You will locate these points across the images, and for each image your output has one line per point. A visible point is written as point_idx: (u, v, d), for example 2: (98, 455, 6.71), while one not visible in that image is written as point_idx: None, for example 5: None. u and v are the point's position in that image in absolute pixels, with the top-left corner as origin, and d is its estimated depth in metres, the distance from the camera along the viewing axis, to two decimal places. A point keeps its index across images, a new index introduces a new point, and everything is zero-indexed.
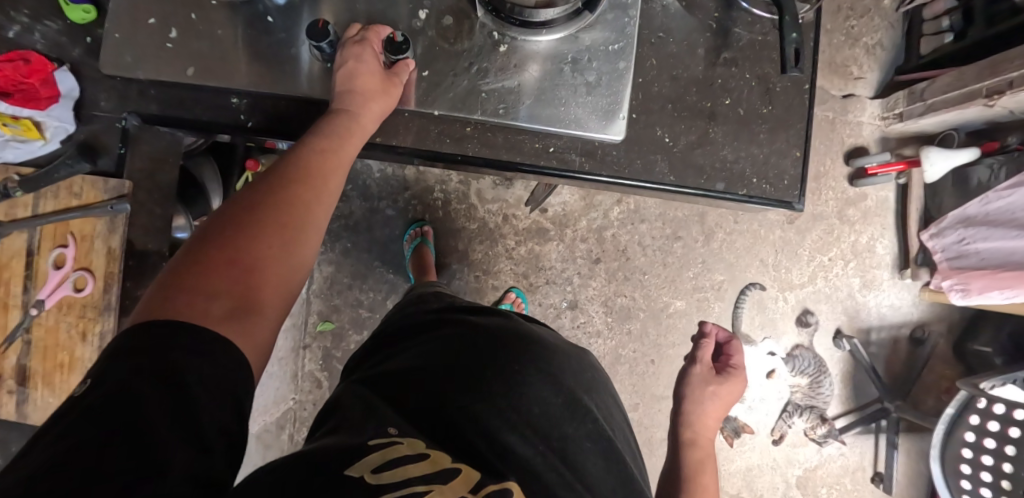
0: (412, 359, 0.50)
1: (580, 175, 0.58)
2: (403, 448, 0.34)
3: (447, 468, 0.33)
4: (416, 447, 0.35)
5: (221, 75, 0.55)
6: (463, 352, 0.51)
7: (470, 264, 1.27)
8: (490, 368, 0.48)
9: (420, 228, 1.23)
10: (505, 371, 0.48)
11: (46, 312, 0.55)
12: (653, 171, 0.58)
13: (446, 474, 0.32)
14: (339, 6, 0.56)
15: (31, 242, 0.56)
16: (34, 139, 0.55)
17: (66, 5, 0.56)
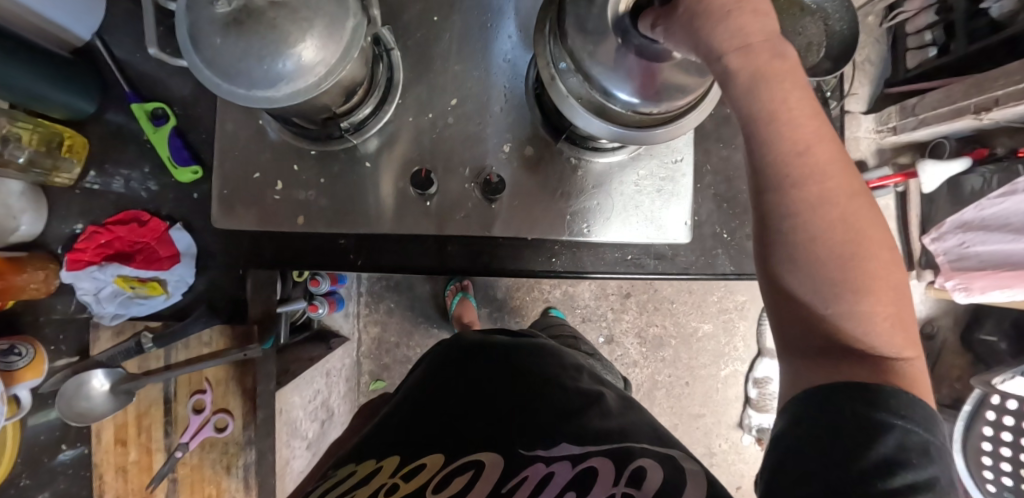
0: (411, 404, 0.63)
1: (650, 274, 0.65)
2: (364, 469, 0.54)
3: (373, 472, 0.53)
4: (352, 472, 0.54)
5: (328, 222, 0.60)
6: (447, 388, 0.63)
7: (509, 310, 1.34)
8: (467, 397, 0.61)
9: (459, 283, 1.29)
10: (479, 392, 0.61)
11: (190, 451, 0.61)
12: (715, 265, 0.67)
13: (372, 479, 0.51)
14: (429, 143, 0.60)
15: (166, 391, 0.61)
16: (157, 295, 0.60)
17: (175, 169, 0.60)
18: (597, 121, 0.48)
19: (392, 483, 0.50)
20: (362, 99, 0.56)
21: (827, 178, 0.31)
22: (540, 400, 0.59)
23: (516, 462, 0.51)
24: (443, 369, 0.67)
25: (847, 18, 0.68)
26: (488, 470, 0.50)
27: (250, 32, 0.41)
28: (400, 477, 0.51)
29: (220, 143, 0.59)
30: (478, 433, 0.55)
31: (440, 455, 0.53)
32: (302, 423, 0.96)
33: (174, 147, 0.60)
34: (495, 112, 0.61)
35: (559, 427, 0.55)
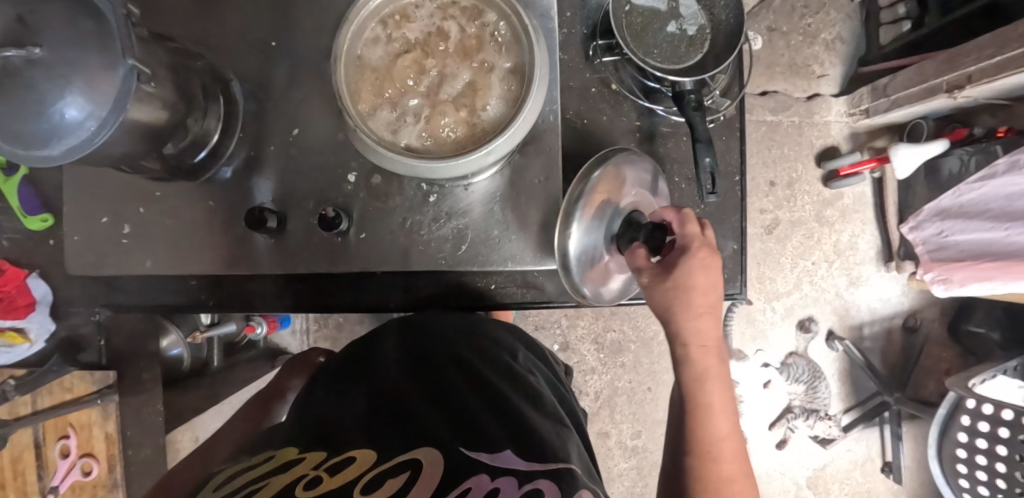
0: (341, 393, 0.47)
1: (523, 303, 0.62)
2: (273, 456, 0.39)
3: (290, 462, 0.36)
4: (266, 459, 0.39)
5: (178, 263, 0.59)
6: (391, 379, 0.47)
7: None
8: (414, 392, 0.44)
9: None
10: (430, 387, 0.45)
11: (61, 492, 0.64)
12: None
13: (290, 466, 0.36)
14: (277, 178, 0.59)
15: (35, 436, 0.63)
16: (20, 343, 0.60)
17: (25, 218, 0.60)
18: (404, 158, 0.43)
19: (312, 477, 0.34)
20: (197, 136, 0.55)
21: (710, 372, 0.48)
22: (506, 398, 0.43)
23: (456, 464, 0.33)
24: (388, 358, 0.51)
25: (732, 5, 0.61)
26: (428, 472, 0.33)
27: (8, 95, 0.39)
28: (312, 475, 0.34)
29: (67, 188, 0.59)
30: (417, 429, 0.38)
31: (371, 451, 0.36)
32: None
33: (24, 196, 0.59)
34: (341, 141, 0.58)
35: (512, 428, 0.38)
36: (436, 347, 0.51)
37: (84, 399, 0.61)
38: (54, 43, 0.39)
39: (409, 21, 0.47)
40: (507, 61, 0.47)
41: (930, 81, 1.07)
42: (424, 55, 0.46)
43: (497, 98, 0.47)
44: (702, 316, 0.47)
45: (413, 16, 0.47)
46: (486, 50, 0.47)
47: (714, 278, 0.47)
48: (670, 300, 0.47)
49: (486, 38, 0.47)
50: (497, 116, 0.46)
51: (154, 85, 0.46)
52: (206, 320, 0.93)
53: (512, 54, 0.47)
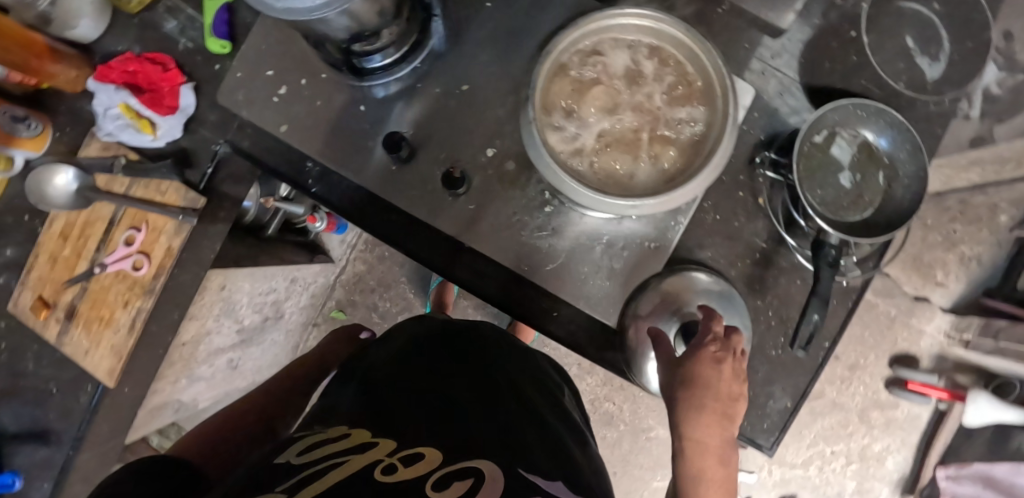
0: (403, 374, 0.50)
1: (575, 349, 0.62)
2: (340, 433, 0.41)
3: (366, 444, 0.39)
4: (339, 434, 0.41)
5: (305, 140, 0.62)
6: (452, 380, 0.50)
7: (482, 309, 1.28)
8: (472, 394, 0.48)
9: None
10: (484, 395, 0.48)
11: (106, 273, 0.65)
12: None
13: (364, 448, 0.38)
14: (425, 116, 0.61)
15: (114, 214, 0.66)
16: (146, 133, 0.64)
17: (209, 37, 0.65)
18: (559, 170, 0.45)
19: (387, 463, 0.36)
20: (386, 45, 0.57)
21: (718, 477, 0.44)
22: (558, 440, 0.44)
23: (516, 482, 0.35)
24: (445, 360, 0.54)
25: (915, 187, 0.58)
26: (492, 480, 0.34)
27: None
28: (386, 462, 0.36)
29: (257, 30, 0.63)
30: (476, 440, 0.40)
31: (435, 447, 0.39)
32: (241, 308, 0.99)
33: (218, 19, 0.65)
34: (498, 115, 0.60)
35: (558, 466, 0.40)
36: (495, 370, 0.54)
37: (169, 207, 0.64)
38: None
39: (621, 56, 0.49)
40: (692, 135, 0.48)
41: None
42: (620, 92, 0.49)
43: (663, 163, 0.48)
44: (707, 423, 0.44)
45: (628, 55, 0.49)
46: (676, 118, 0.48)
47: (731, 391, 0.45)
48: (685, 402, 0.45)
49: (680, 107, 0.48)
50: (655, 178, 0.48)
51: None
52: (284, 192, 0.99)
53: (697, 131, 0.48)
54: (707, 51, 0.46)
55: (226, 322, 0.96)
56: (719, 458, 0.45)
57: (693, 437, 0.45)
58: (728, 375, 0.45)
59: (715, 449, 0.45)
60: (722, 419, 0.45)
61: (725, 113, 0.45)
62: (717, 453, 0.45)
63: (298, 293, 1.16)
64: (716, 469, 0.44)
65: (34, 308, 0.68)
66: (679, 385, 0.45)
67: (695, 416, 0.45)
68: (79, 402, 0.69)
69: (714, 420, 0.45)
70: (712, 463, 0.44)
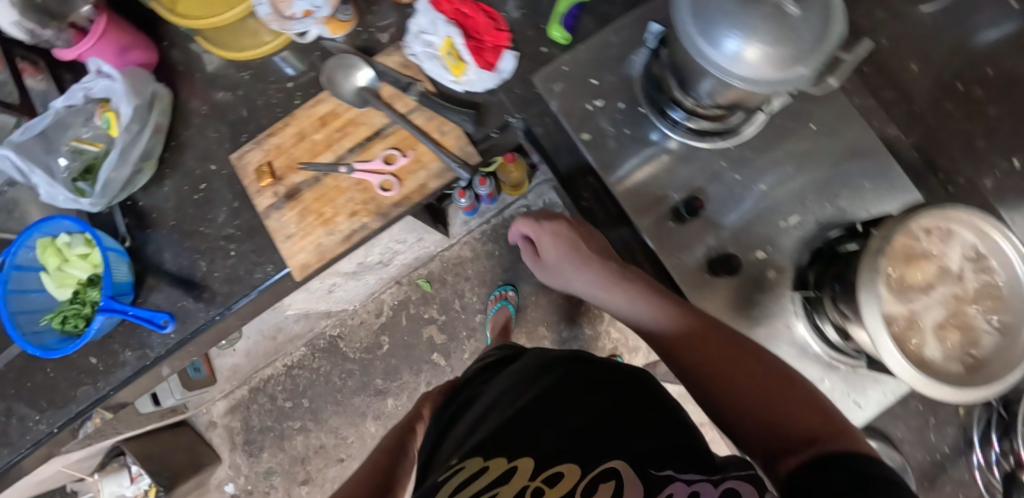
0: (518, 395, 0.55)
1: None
2: (478, 466, 0.46)
3: (506, 472, 0.44)
4: (476, 466, 0.46)
5: (598, 157, 0.64)
6: (562, 381, 0.54)
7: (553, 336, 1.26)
8: (587, 385, 0.52)
9: (503, 292, 1.24)
10: (595, 382, 0.52)
11: (350, 176, 0.65)
12: None
13: (508, 476, 0.44)
14: (713, 191, 0.64)
15: (383, 128, 0.66)
16: (453, 75, 0.65)
17: (555, 24, 0.66)
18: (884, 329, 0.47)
19: (533, 486, 0.42)
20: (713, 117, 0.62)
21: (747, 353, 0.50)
22: (676, 421, 0.47)
23: (649, 484, 0.39)
24: (556, 364, 0.58)
25: None
26: (631, 485, 0.39)
27: (771, 23, 0.47)
28: (532, 485, 0.42)
29: (601, 40, 0.66)
30: (616, 441, 0.44)
31: (572, 464, 0.43)
32: (377, 246, 0.97)
33: (570, 12, 0.66)
34: (778, 224, 0.63)
35: (671, 453, 0.43)
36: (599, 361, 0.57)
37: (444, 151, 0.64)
38: (803, 27, 0.47)
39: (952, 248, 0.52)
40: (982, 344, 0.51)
41: None
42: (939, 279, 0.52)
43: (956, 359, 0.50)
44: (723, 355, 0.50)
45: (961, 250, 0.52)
46: (977, 324, 0.52)
47: (673, 317, 0.55)
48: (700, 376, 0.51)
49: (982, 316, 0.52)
50: (944, 365, 0.50)
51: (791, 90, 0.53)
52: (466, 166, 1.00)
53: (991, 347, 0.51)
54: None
55: (359, 253, 0.93)
56: (782, 386, 0.46)
57: (764, 422, 0.44)
58: (657, 311, 0.56)
59: (802, 404, 0.44)
60: (729, 376, 0.48)
61: None
62: (746, 385, 0.47)
63: (412, 250, 1.15)
64: (807, 413, 0.43)
65: (259, 172, 0.66)
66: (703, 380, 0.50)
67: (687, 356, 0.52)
68: (250, 276, 0.67)
69: (713, 370, 0.49)
70: (753, 400, 0.46)
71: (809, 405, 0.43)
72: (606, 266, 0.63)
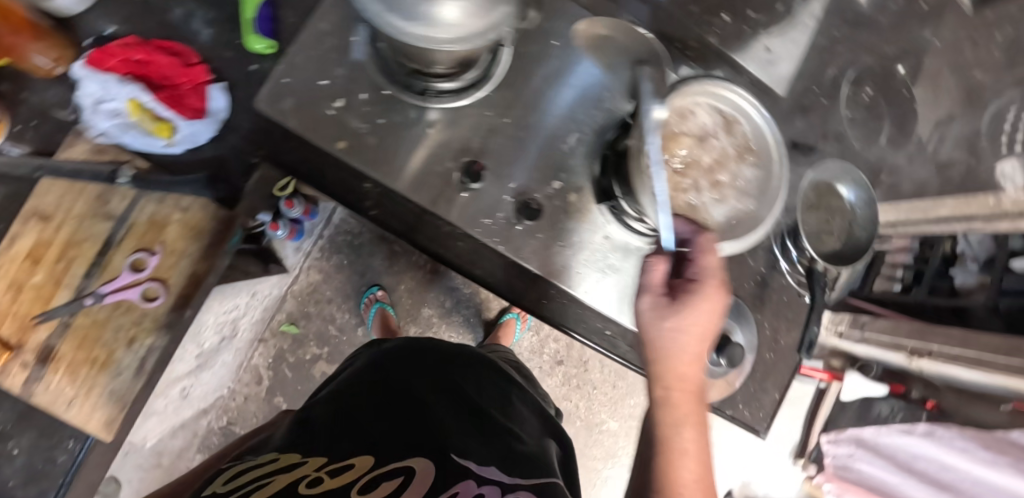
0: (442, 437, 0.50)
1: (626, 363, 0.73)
2: (296, 460, 0.57)
3: None
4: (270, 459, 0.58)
5: (365, 161, 0.59)
6: None
7: None
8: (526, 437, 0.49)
9: (374, 294, 1.27)
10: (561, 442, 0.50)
11: (102, 305, 0.54)
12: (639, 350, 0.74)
13: None
14: (490, 145, 0.62)
15: (112, 234, 0.54)
16: (161, 137, 0.55)
17: (250, 35, 0.56)
18: (667, 214, 0.50)
19: (314, 477, 0.53)
20: (457, 71, 0.58)
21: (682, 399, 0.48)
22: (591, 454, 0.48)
23: (453, 471, 0.54)
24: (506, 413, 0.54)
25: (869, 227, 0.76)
26: (420, 477, 0.53)
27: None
28: (366, 480, 0.52)
29: (306, 34, 0.57)
30: (459, 448, 0.58)
31: (427, 464, 0.54)
32: (207, 330, 0.89)
33: (263, 16, 0.56)
34: (562, 148, 0.64)
35: (505, 461, 0.58)
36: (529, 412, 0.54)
37: (198, 227, 0.56)
38: None
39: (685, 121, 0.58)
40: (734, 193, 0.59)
41: None
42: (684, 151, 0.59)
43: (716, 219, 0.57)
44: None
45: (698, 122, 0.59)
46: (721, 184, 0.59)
47: (701, 335, 0.48)
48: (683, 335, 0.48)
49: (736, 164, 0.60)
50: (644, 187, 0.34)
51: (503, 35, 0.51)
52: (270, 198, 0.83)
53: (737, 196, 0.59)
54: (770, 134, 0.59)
55: (189, 351, 0.86)
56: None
57: (665, 451, 0.46)
58: (711, 321, 0.48)
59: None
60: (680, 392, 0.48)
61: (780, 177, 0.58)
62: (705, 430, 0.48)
63: (255, 307, 1.08)
64: (697, 445, 0.46)
65: None
66: (665, 315, 0.48)
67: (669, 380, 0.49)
68: (53, 464, 0.55)
69: (674, 391, 0.48)
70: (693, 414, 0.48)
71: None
72: (670, 297, 0.49)
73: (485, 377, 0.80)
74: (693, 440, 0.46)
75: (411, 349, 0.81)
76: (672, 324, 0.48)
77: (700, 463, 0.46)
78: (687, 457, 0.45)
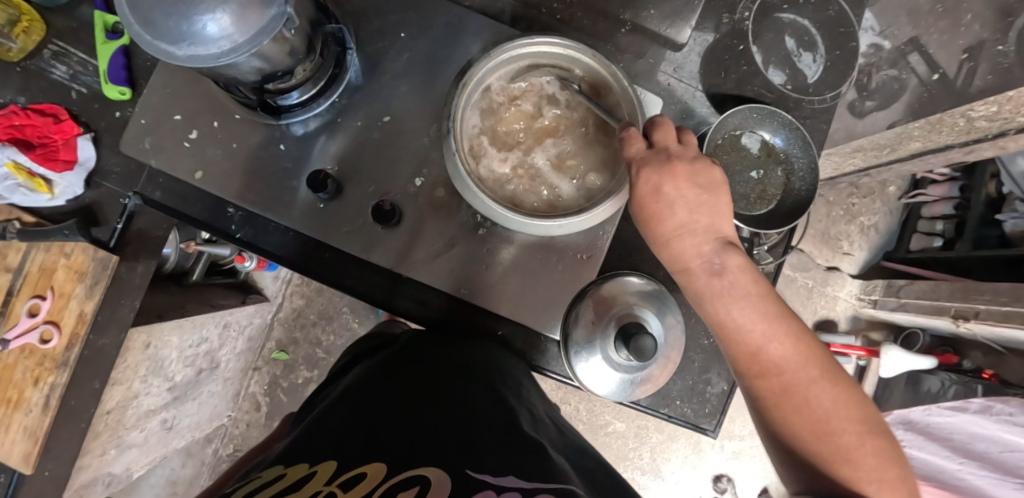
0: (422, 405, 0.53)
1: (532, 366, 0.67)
2: (306, 471, 0.45)
3: (305, 476, 0.44)
4: (276, 475, 0.46)
5: (226, 188, 0.61)
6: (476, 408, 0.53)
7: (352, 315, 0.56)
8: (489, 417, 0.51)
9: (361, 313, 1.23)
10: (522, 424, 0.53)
11: (7, 351, 0.58)
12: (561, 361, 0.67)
13: (302, 483, 0.43)
14: (346, 155, 0.63)
15: (11, 285, 0.59)
16: (42, 192, 0.59)
17: (106, 84, 0.61)
18: (482, 191, 0.48)
19: (326, 491, 0.41)
20: (301, 81, 0.58)
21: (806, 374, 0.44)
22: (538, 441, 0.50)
23: (464, 484, 0.40)
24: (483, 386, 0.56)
25: (810, 181, 0.65)
26: (435, 486, 0.40)
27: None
28: (384, 487, 0.40)
29: (158, 74, 0.61)
30: (475, 457, 0.45)
31: (442, 472, 0.42)
32: (172, 364, 0.93)
33: (114, 64, 0.61)
34: (424, 144, 0.63)
35: (525, 465, 0.44)
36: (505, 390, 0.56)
37: (83, 269, 0.59)
38: None
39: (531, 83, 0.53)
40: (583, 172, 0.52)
41: (940, 301, 1.14)
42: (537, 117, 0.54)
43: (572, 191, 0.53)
44: (776, 330, 0.44)
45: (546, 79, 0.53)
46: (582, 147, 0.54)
47: (695, 204, 0.46)
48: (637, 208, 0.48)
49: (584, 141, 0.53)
50: None
51: (293, 33, 0.50)
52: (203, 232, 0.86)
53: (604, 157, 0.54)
54: (621, 83, 0.50)
55: (157, 384, 0.91)
56: (845, 384, 0.44)
57: (680, 268, 0.48)
58: (683, 173, 0.46)
59: (815, 377, 0.44)
60: (695, 230, 0.46)
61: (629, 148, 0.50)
62: (711, 238, 0.46)
63: (233, 338, 1.11)
64: (738, 273, 0.45)
65: None
66: (636, 187, 0.47)
67: (675, 261, 0.47)
68: None
69: (688, 227, 0.47)
70: (693, 248, 0.46)
71: (788, 338, 0.44)
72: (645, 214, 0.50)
73: (522, 391, 0.59)
74: (745, 293, 0.45)
75: (423, 350, 0.62)
76: (639, 198, 0.47)
77: (747, 291, 0.45)
78: (735, 296, 0.45)
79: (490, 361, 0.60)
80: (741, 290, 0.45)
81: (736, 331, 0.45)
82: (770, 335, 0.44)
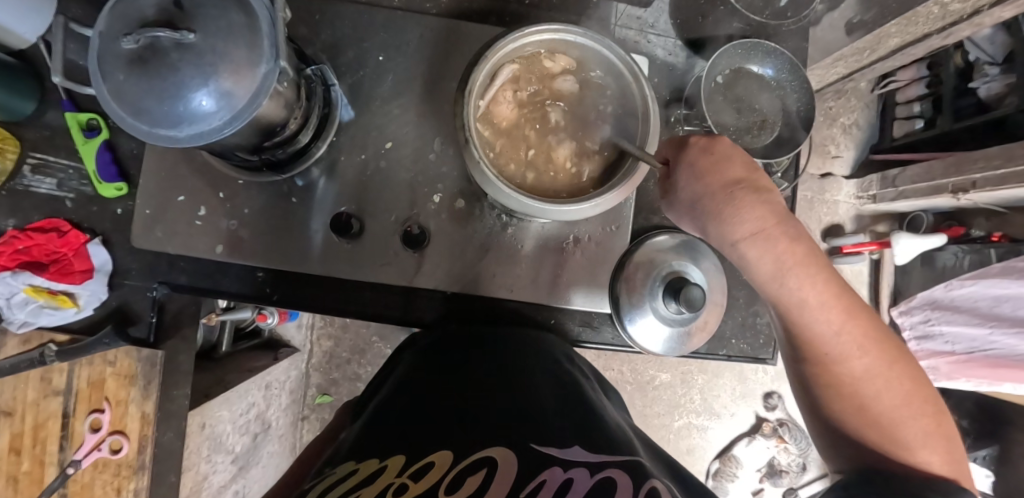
0: (476, 392, 0.51)
1: (586, 343, 0.67)
2: (376, 466, 0.42)
3: (375, 471, 0.41)
4: (349, 471, 0.42)
5: (248, 254, 0.61)
6: (530, 393, 0.51)
7: (402, 247, 0.62)
8: (545, 401, 0.50)
9: None
10: (579, 400, 0.52)
11: (81, 470, 0.60)
12: (617, 337, 0.67)
13: (375, 477, 0.40)
14: (354, 191, 0.63)
15: (65, 406, 0.60)
16: (68, 308, 0.58)
17: (100, 184, 0.60)
18: (508, 187, 0.50)
19: (398, 483, 0.39)
20: (297, 131, 0.57)
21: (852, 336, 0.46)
22: (598, 415, 0.50)
23: (532, 461, 0.41)
24: (533, 373, 0.55)
25: (805, 99, 0.66)
26: (506, 469, 0.40)
27: (151, 71, 0.41)
28: (454, 474, 0.40)
29: (150, 160, 0.60)
30: (539, 430, 0.45)
31: (508, 450, 0.42)
32: (227, 439, 0.92)
33: (102, 162, 0.60)
34: (430, 160, 0.64)
35: (588, 436, 0.45)
36: (556, 376, 0.55)
37: (130, 375, 0.60)
38: (209, 31, 0.41)
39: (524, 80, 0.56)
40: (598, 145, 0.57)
41: (936, 180, 1.12)
42: (538, 111, 0.57)
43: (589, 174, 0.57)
44: (836, 311, 0.46)
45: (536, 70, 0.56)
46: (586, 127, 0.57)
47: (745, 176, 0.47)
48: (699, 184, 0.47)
49: (591, 119, 0.57)
50: None
51: (284, 85, 0.49)
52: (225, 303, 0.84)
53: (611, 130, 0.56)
54: (617, 55, 0.54)
55: (220, 459, 0.91)
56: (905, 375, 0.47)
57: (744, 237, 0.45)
58: (736, 154, 0.48)
59: (866, 352, 0.46)
60: (752, 195, 0.46)
61: (644, 108, 0.53)
62: (769, 209, 0.46)
63: (277, 396, 1.11)
64: (799, 247, 0.45)
65: None
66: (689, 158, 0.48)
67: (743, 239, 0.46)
68: None
69: (742, 195, 0.46)
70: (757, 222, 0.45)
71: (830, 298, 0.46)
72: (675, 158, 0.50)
73: (569, 364, 0.59)
74: (806, 270, 0.45)
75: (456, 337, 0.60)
76: (692, 172, 0.48)
77: (813, 280, 0.45)
78: (796, 275, 0.45)
79: (525, 341, 0.60)
80: (806, 271, 0.45)
81: (801, 311, 0.46)
82: (827, 316, 0.45)
